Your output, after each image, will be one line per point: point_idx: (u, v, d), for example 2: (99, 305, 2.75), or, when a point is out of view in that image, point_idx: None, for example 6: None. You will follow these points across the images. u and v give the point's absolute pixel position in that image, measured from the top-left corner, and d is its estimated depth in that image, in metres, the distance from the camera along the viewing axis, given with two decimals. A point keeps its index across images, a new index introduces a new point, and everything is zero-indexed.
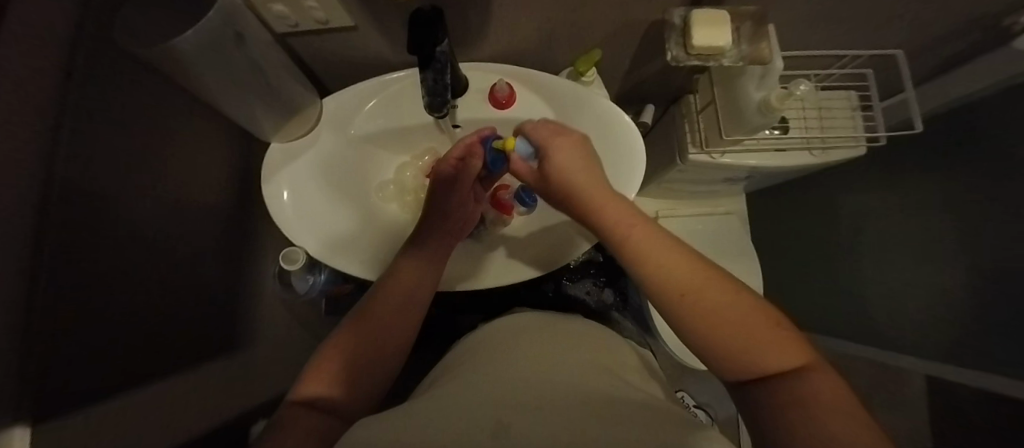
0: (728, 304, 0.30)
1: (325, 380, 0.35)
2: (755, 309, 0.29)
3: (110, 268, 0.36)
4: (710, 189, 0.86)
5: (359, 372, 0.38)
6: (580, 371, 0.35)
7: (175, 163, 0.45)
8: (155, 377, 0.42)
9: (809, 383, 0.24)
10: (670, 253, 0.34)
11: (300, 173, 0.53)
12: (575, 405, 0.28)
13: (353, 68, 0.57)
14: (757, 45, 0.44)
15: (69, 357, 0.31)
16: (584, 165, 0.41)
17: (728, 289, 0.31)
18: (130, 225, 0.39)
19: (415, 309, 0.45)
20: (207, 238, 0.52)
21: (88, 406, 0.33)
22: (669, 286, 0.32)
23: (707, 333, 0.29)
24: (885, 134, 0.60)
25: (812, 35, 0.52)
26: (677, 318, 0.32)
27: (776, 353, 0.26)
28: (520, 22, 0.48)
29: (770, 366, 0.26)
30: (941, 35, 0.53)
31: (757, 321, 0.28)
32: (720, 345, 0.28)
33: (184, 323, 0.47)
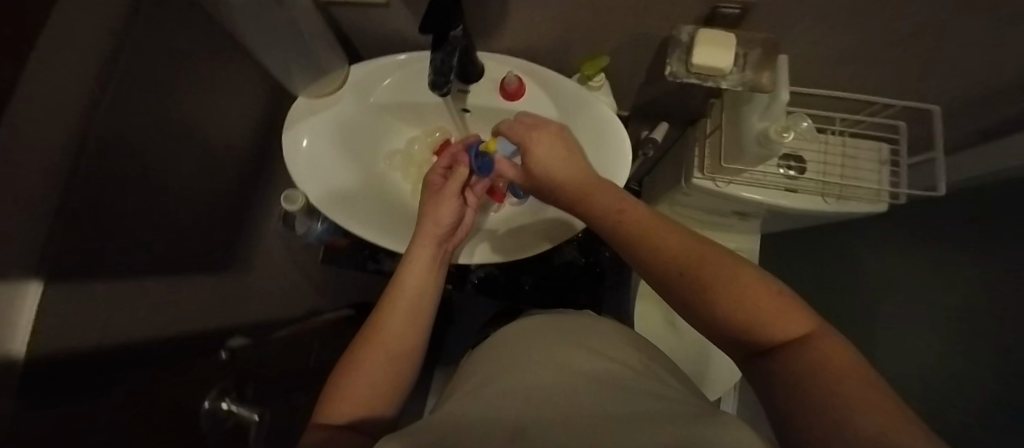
0: (724, 276, 0.29)
1: (347, 404, 0.38)
2: (750, 276, 0.28)
3: (127, 168, 0.42)
4: (719, 221, 0.83)
5: (378, 385, 0.40)
6: (571, 366, 0.36)
7: (208, 96, 0.52)
8: (154, 273, 0.48)
9: (811, 348, 0.23)
10: (669, 236, 0.34)
11: (318, 127, 0.59)
12: (570, 410, 0.26)
13: (383, 43, 0.62)
14: (759, 73, 0.43)
15: (70, 230, 0.37)
16: (568, 154, 0.43)
17: (720, 258, 0.30)
18: (156, 137, 0.45)
19: (423, 304, 0.46)
20: (227, 168, 0.59)
21: (89, 277, 0.40)
22: (667, 272, 0.32)
23: (708, 307, 0.29)
24: (908, 192, 0.56)
25: (834, 75, 0.50)
26: (685, 308, 0.31)
27: (776, 322, 0.25)
28: (535, 19, 0.51)
29: (773, 335, 0.25)
30: (985, 94, 0.49)
31: (755, 287, 0.27)
32: (726, 324, 0.28)
33: (189, 235, 0.53)
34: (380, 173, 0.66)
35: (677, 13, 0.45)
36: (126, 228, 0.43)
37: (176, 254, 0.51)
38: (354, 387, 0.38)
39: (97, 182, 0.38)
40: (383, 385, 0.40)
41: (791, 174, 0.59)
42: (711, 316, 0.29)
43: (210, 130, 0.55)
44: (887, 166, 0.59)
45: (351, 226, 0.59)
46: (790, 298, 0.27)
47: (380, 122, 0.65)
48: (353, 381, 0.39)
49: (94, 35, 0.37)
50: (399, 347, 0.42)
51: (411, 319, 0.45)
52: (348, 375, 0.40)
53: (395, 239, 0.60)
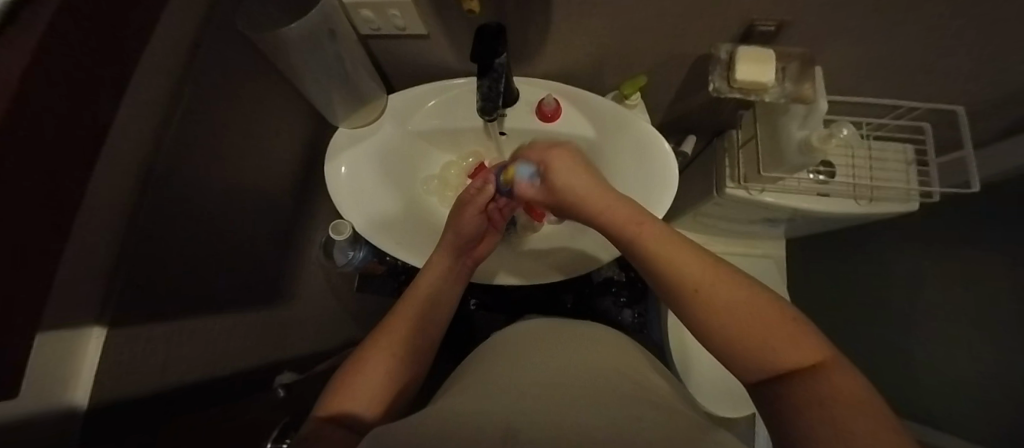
0: (738, 301, 0.29)
1: (354, 393, 0.38)
2: (763, 300, 0.28)
3: (190, 208, 0.42)
4: (749, 228, 0.84)
5: (381, 375, 0.40)
6: (589, 373, 0.35)
7: (264, 134, 0.53)
8: (215, 311, 0.48)
9: (823, 380, 0.24)
10: (685, 252, 0.33)
11: (360, 156, 0.60)
12: (580, 399, 0.29)
13: (419, 74, 0.64)
14: (801, 85, 0.45)
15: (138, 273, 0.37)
16: (578, 171, 0.41)
17: (747, 288, 0.29)
18: (213, 177, 0.45)
19: (437, 306, 0.48)
20: (277, 203, 0.60)
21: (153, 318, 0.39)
22: (681, 282, 0.31)
23: (721, 332, 0.28)
24: (940, 190, 0.57)
25: (861, 82, 0.53)
26: (695, 319, 0.31)
27: (788, 351, 0.26)
28: (572, 44, 0.53)
29: (782, 364, 0.26)
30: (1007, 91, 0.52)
31: (765, 315, 0.27)
32: (736, 340, 0.28)
33: (243, 271, 0.53)
34: (417, 197, 0.67)
35: (712, 33, 0.48)
36: (187, 266, 0.43)
37: (233, 291, 0.51)
38: (358, 382, 0.39)
39: (156, 223, 0.38)
40: (385, 387, 0.39)
41: (822, 179, 0.61)
42: (718, 337, 0.29)
43: (266, 166, 0.56)
44: (915, 166, 0.61)
45: (394, 250, 0.59)
46: (803, 327, 0.27)
47: (418, 148, 0.66)
48: (358, 376, 0.39)
49: (162, 73, 0.38)
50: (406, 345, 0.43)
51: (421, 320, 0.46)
52: (354, 369, 0.40)
53: None
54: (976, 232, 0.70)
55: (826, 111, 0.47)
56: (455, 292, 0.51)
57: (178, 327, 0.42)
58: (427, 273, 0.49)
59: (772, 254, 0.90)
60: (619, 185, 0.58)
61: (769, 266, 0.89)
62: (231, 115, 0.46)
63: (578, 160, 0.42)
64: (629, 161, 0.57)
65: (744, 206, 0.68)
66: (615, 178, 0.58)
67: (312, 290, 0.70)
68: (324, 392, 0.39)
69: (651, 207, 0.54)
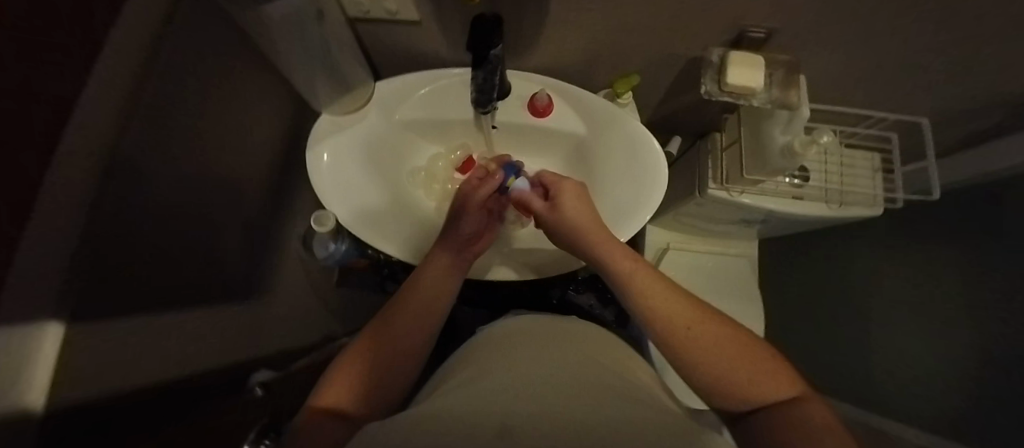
0: (728, 340, 0.33)
1: (349, 386, 0.35)
2: (747, 341, 0.34)
3: (164, 200, 0.40)
4: (726, 229, 0.87)
5: (378, 371, 0.37)
6: (590, 363, 0.35)
7: (240, 118, 0.50)
8: (182, 304, 0.45)
9: (806, 408, 0.28)
10: (675, 294, 0.37)
11: (343, 145, 0.57)
12: (574, 396, 0.27)
13: (408, 63, 0.62)
14: (787, 91, 0.47)
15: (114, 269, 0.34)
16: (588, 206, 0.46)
17: (725, 327, 0.35)
18: (187, 165, 0.42)
19: (442, 302, 0.44)
20: (252, 192, 0.56)
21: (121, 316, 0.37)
22: (670, 326, 0.35)
23: (712, 366, 0.32)
24: (903, 197, 0.61)
25: (837, 93, 0.56)
26: (685, 359, 0.33)
27: (773, 386, 0.30)
28: (567, 39, 0.52)
29: (769, 395, 0.30)
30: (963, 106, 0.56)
31: (752, 354, 0.33)
32: (726, 379, 0.31)
33: (218, 263, 0.50)
34: (403, 190, 0.65)
35: (705, 36, 0.48)
36: (162, 260, 0.41)
37: (205, 285, 0.48)
38: (355, 373, 0.36)
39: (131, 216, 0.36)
40: (381, 383, 0.36)
41: (798, 183, 0.63)
42: (708, 372, 0.32)
43: (244, 152, 0.53)
44: (880, 174, 0.65)
45: (380, 244, 0.57)
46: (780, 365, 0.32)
47: (404, 139, 0.64)
48: (355, 368, 0.36)
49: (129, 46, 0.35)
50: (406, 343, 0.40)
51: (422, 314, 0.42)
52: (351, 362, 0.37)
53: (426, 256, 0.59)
54: (934, 237, 0.75)
55: (808, 117, 0.48)
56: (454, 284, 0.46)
57: (143, 322, 0.39)
58: (429, 268, 0.46)
59: (746, 253, 0.94)
60: (609, 183, 0.58)
61: (743, 265, 0.93)
62: (207, 95, 0.43)
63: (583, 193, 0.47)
64: (617, 161, 0.58)
65: (723, 207, 0.71)
66: (606, 176, 0.59)
67: (288, 283, 0.67)
68: (319, 383, 0.36)
69: (641, 206, 0.54)
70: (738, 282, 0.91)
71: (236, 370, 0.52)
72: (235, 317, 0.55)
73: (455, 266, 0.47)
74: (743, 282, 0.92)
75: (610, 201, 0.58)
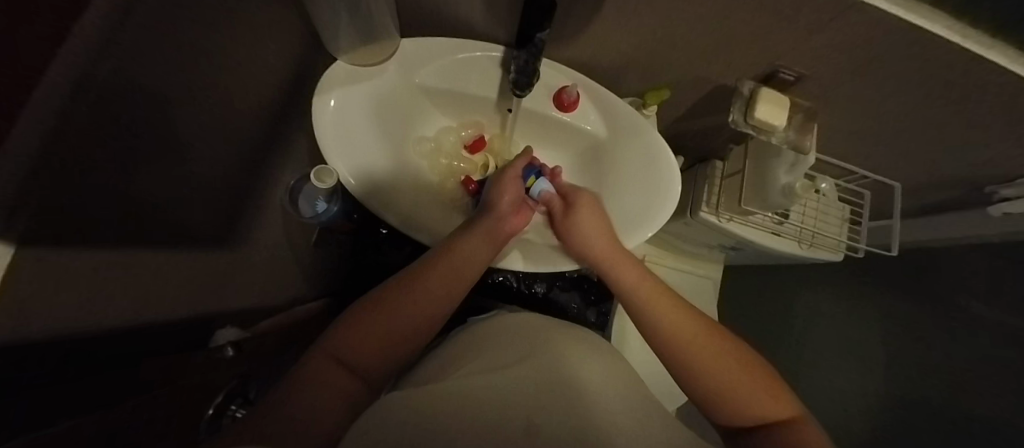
0: (728, 363, 0.39)
1: (358, 342, 0.38)
2: (743, 360, 0.40)
3: (149, 119, 0.33)
4: (701, 251, 0.92)
5: (387, 338, 0.39)
6: (552, 369, 0.38)
7: (242, 41, 0.44)
8: (152, 246, 0.38)
9: (795, 429, 0.35)
10: (679, 316, 0.43)
11: (355, 97, 0.53)
12: (550, 396, 0.34)
13: (437, 27, 0.57)
14: (802, 136, 0.55)
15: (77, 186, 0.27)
16: (598, 225, 0.50)
17: (734, 350, 0.40)
18: (178, 83, 0.36)
19: (463, 287, 0.45)
20: (239, 129, 0.50)
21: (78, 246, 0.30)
22: (668, 340, 0.42)
23: (711, 385, 0.39)
24: (864, 247, 0.69)
25: (840, 132, 0.62)
26: (679, 369, 0.41)
27: (768, 408, 0.37)
28: (613, 40, 0.52)
29: (763, 415, 0.36)
30: (922, 163, 0.65)
31: (750, 376, 0.39)
32: (724, 396, 0.38)
33: (197, 201, 0.44)
34: (408, 158, 0.61)
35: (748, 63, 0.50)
36: (140, 188, 0.34)
37: (180, 227, 0.42)
38: (365, 332, 0.39)
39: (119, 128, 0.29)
40: (387, 349, 0.39)
41: (780, 219, 0.68)
42: (710, 389, 0.39)
43: (238, 83, 0.46)
44: (847, 224, 0.72)
45: (380, 212, 0.53)
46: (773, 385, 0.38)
47: (416, 105, 0.60)
48: (366, 327, 0.39)
49: None
50: (421, 321, 0.41)
51: (442, 295, 0.43)
52: (365, 319, 0.39)
53: (427, 231, 0.56)
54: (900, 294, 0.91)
55: (811, 164, 0.54)
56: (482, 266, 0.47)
57: (99, 259, 0.33)
58: (452, 252, 0.45)
59: (712, 275, 1.01)
60: (620, 190, 0.59)
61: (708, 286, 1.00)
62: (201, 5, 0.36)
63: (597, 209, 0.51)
64: (632, 168, 0.58)
65: (709, 231, 0.75)
66: (617, 182, 0.60)
67: (261, 236, 0.60)
68: (333, 327, 0.39)
69: (652, 215, 0.56)
70: (703, 301, 0.97)
71: (199, 323, 0.47)
72: (206, 264, 0.49)
73: (484, 250, 0.47)
74: (708, 302, 0.98)
75: (619, 208, 0.59)
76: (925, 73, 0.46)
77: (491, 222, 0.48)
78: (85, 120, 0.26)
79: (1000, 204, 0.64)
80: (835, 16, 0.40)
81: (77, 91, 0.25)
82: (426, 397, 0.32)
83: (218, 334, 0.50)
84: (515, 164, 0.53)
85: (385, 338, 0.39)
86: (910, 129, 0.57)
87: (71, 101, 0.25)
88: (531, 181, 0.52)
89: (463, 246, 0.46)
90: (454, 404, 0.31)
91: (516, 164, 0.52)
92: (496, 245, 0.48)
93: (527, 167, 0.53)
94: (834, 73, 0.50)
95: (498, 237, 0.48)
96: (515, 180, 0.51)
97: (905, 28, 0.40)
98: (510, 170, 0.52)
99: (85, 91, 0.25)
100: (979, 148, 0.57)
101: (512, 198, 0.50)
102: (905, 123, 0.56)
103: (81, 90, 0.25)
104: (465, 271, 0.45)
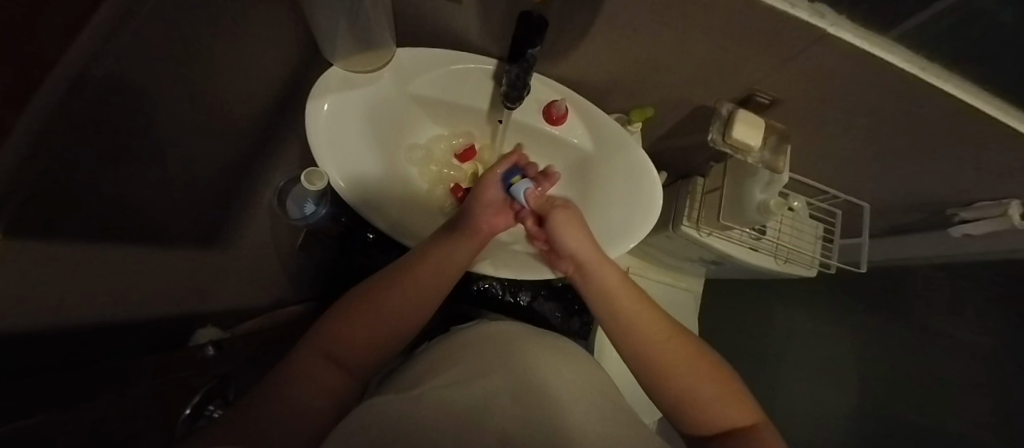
0: (691, 370, 0.41)
1: (339, 343, 0.38)
2: (706, 363, 0.42)
3: (140, 119, 0.33)
4: (683, 265, 0.95)
5: (368, 336, 0.39)
6: (527, 376, 0.39)
7: (238, 43, 0.45)
8: (136, 245, 0.38)
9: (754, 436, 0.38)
10: (646, 323, 0.45)
11: (349, 103, 0.54)
12: (519, 406, 0.34)
13: (432, 40, 0.59)
14: (777, 156, 0.58)
15: (71, 182, 0.28)
16: (574, 232, 0.50)
17: (697, 356, 0.42)
18: (171, 84, 0.36)
19: (443, 283, 0.45)
20: (232, 131, 0.50)
21: (70, 242, 0.30)
22: (634, 344, 0.44)
23: (678, 394, 0.40)
24: (835, 264, 0.72)
25: (811, 154, 0.66)
26: (642, 372, 0.43)
27: (732, 414, 0.39)
28: (600, 60, 0.54)
29: (729, 422, 0.39)
30: (886, 186, 0.68)
31: (715, 381, 0.41)
32: (696, 406, 0.40)
33: (186, 200, 0.44)
34: (399, 164, 0.62)
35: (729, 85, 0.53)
36: (132, 184, 0.35)
37: (166, 227, 0.42)
38: (344, 333, 0.39)
39: (113, 125, 0.30)
40: (369, 349, 0.40)
41: (758, 235, 0.71)
42: (676, 398, 0.41)
43: (234, 84, 0.47)
44: (820, 241, 0.76)
45: (368, 216, 0.54)
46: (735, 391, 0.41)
47: (409, 113, 0.62)
48: (345, 326, 0.39)
49: None
50: (399, 319, 0.41)
51: (418, 295, 0.43)
52: (346, 319, 0.39)
53: (414, 236, 0.57)
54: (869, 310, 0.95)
55: (785, 183, 0.57)
56: (463, 262, 0.47)
57: (87, 251, 0.32)
58: (434, 250, 0.46)
59: (693, 288, 1.03)
60: (605, 202, 0.61)
61: (689, 299, 1.02)
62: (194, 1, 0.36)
63: (574, 217, 0.51)
64: (617, 182, 0.60)
65: (690, 245, 0.77)
66: (604, 195, 0.62)
67: (248, 237, 0.60)
68: (315, 325, 0.40)
69: (635, 228, 0.58)
70: (684, 313, 0.99)
71: (182, 322, 0.46)
72: (195, 263, 0.49)
73: (461, 248, 0.47)
74: (688, 314, 1.00)
75: (603, 220, 0.61)
76: (884, 102, 0.50)
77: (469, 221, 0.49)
78: (81, 116, 0.27)
79: (961, 226, 0.69)
80: (804, 46, 0.44)
81: (74, 86, 0.26)
82: (398, 407, 0.32)
83: (198, 333, 0.49)
84: (496, 167, 0.52)
85: (365, 339, 0.39)
86: (874, 153, 0.61)
87: (69, 95, 0.25)
88: (513, 182, 0.51)
89: (443, 245, 0.46)
90: (424, 416, 0.31)
91: (495, 166, 0.52)
92: (473, 245, 0.49)
93: (508, 170, 0.52)
94: (805, 98, 0.53)
95: (477, 241, 0.49)
96: (496, 183, 0.52)
97: (866, 59, 0.43)
98: (490, 174, 0.52)
99: (84, 86, 0.26)
100: (936, 172, 0.61)
101: (491, 198, 0.51)
102: (870, 148, 0.60)
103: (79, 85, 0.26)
104: (443, 272, 0.45)
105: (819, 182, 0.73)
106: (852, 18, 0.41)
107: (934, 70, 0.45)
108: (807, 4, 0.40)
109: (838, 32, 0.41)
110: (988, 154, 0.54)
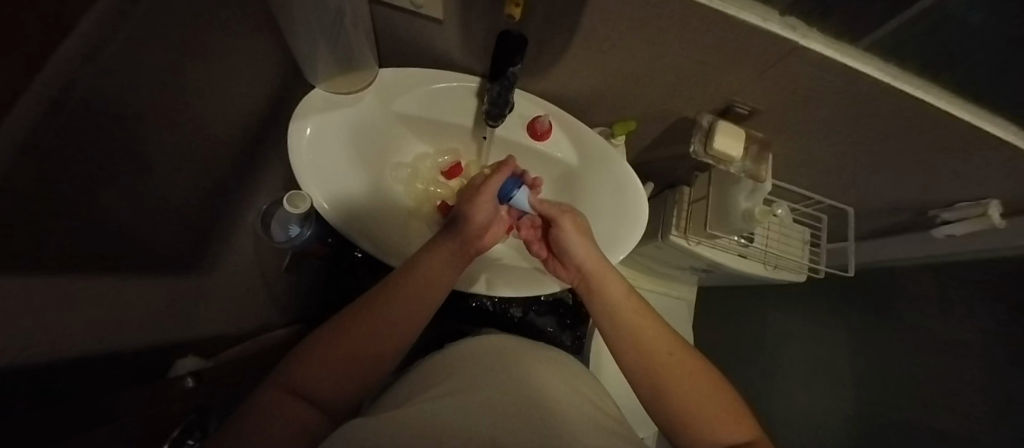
0: (692, 386, 0.41)
1: (317, 371, 0.37)
2: (707, 379, 0.41)
3: (117, 143, 0.33)
4: (675, 273, 0.94)
5: (349, 362, 0.38)
6: (519, 386, 0.39)
7: (217, 69, 0.45)
8: (117, 272, 0.37)
9: None
10: (649, 336, 0.45)
11: (331, 124, 0.53)
12: (508, 414, 0.34)
13: (414, 60, 0.60)
14: (758, 166, 0.59)
15: (51, 214, 0.27)
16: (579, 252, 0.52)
17: (695, 365, 0.42)
18: (149, 110, 0.36)
19: (428, 304, 0.44)
20: (213, 155, 0.50)
21: (57, 272, 0.30)
22: (645, 368, 0.42)
23: (676, 411, 0.40)
24: (825, 268, 0.72)
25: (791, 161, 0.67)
26: (647, 392, 0.42)
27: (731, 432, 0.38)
28: (580, 76, 0.56)
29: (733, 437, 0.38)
30: (865, 190, 0.70)
31: (717, 399, 0.40)
32: (695, 422, 0.39)
33: (167, 225, 0.43)
34: (384, 183, 0.61)
35: (707, 95, 0.55)
36: (111, 209, 0.34)
37: (148, 251, 0.41)
38: (324, 358, 0.37)
39: (85, 153, 0.29)
40: (350, 375, 0.38)
41: (745, 242, 0.72)
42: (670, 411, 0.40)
43: (215, 108, 0.47)
44: (807, 246, 0.76)
45: (352, 236, 0.53)
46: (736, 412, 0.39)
47: (394, 131, 0.61)
48: (323, 352, 0.38)
49: None
50: (382, 345, 0.40)
51: (408, 314, 0.42)
52: (323, 345, 0.38)
53: (400, 256, 0.56)
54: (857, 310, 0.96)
55: (768, 191, 0.59)
56: (453, 277, 0.48)
57: (78, 280, 0.32)
58: (426, 267, 0.46)
59: (685, 296, 1.03)
60: (592, 215, 0.61)
61: (682, 308, 1.02)
62: (173, 27, 0.36)
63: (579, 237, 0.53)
64: (604, 195, 0.61)
65: (680, 254, 0.77)
66: (591, 208, 0.62)
67: (231, 261, 0.59)
68: (289, 354, 0.39)
69: (622, 240, 0.58)
70: (677, 322, 0.99)
71: (161, 350, 0.45)
72: (178, 289, 0.48)
73: (451, 265, 0.48)
74: (682, 322, 1.00)
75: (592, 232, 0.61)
76: (856, 109, 0.51)
77: (458, 241, 0.49)
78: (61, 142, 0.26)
79: (943, 227, 0.69)
80: (777, 58, 0.45)
81: (52, 108, 0.25)
82: (386, 423, 0.32)
83: (179, 363, 0.47)
84: (491, 181, 0.51)
85: (348, 363, 0.38)
86: (853, 159, 0.62)
87: (44, 120, 0.25)
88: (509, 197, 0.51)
89: (431, 264, 0.46)
90: (408, 429, 0.30)
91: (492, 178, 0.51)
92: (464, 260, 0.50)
93: (505, 181, 0.52)
94: (780, 107, 0.54)
95: (464, 256, 0.49)
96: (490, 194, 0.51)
97: (837, 67, 0.45)
98: (487, 186, 0.51)
99: (60, 111, 0.26)
100: (914, 176, 0.63)
101: (484, 216, 0.51)
102: (847, 153, 0.61)
103: (57, 108, 0.26)
104: (436, 287, 0.45)
105: (801, 188, 0.74)
106: (820, 29, 0.43)
107: (904, 76, 0.46)
108: (778, 17, 0.42)
109: (809, 43, 0.42)
110: (959, 155, 0.55)
